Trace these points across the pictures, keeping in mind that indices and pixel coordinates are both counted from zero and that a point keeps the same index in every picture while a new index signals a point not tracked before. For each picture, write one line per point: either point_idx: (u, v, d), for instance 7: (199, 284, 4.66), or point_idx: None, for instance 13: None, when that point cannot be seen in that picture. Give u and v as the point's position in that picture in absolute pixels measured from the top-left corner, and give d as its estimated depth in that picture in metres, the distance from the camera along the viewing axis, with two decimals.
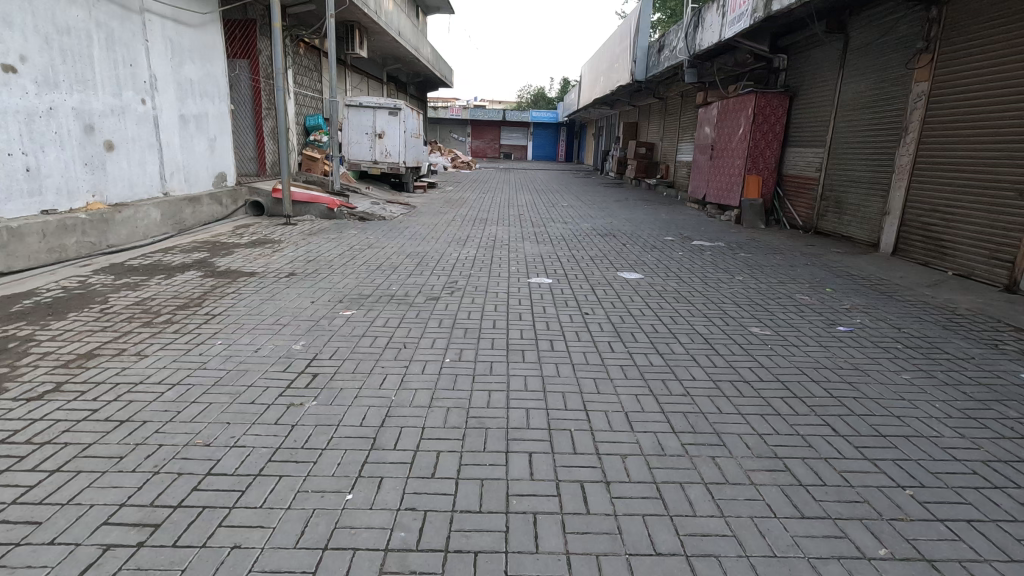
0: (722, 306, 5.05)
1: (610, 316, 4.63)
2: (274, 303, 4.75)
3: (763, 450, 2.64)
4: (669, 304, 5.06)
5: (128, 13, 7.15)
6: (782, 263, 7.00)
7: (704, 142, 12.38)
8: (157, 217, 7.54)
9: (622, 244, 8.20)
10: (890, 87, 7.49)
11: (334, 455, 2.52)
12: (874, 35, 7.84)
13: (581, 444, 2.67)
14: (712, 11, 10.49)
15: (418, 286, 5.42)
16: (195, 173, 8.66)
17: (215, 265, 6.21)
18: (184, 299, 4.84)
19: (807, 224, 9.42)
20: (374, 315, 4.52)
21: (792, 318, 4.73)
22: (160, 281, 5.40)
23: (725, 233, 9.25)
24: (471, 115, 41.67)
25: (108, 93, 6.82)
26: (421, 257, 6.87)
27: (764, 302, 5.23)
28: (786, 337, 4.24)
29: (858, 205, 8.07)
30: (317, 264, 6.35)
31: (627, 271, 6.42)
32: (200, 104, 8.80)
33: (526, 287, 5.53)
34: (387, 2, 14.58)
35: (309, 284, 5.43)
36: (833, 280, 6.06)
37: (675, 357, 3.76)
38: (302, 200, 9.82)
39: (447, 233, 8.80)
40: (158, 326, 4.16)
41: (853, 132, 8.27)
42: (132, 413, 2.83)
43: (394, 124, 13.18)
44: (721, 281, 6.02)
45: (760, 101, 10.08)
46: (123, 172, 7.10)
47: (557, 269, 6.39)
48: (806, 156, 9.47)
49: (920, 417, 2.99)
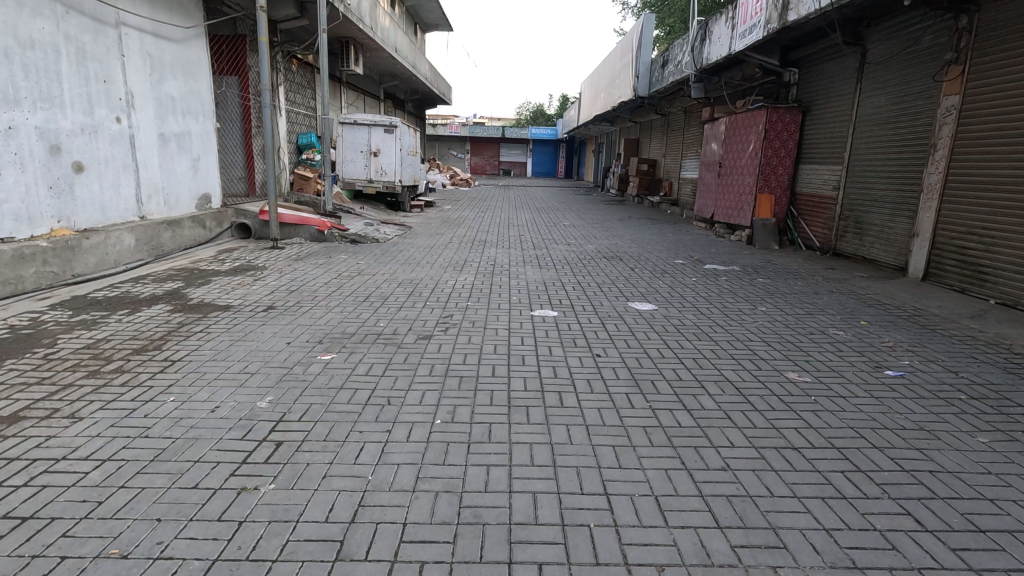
0: (750, 344, 4.50)
1: (626, 359, 4.07)
2: (244, 345, 4.20)
3: (835, 555, 2.07)
4: (690, 342, 4.51)
5: (102, 27, 6.71)
6: (806, 290, 6.45)
7: (712, 158, 11.93)
8: (131, 242, 7.01)
9: (629, 268, 7.65)
10: (914, 101, 7.03)
11: (286, 571, 1.95)
12: (895, 47, 7.39)
13: (604, 548, 2.09)
14: (720, 23, 10.09)
15: (409, 322, 4.87)
16: (176, 195, 8.17)
17: (188, 296, 5.66)
18: (144, 341, 4.29)
19: (824, 245, 8.91)
20: (356, 360, 3.96)
21: (832, 360, 4.16)
22: (121, 318, 4.85)
23: (739, 255, 8.73)
24: (470, 132, 41.47)
25: (78, 111, 6.35)
26: (415, 286, 6.34)
27: (795, 339, 4.67)
28: (831, 385, 3.67)
29: (881, 227, 7.57)
30: (299, 295, 5.80)
31: (639, 300, 5.87)
32: (182, 121, 8.33)
33: (529, 321, 4.99)
34: (383, 17, 14.25)
35: (288, 320, 4.88)
36: (866, 311, 5.52)
37: (705, 414, 3.21)
38: (291, 222, 9.28)
39: (443, 257, 8.28)
40: (105, 377, 3.60)
41: (874, 148, 7.79)
42: (39, 507, 2.26)
43: (389, 141, 12.72)
44: (744, 312, 5.48)
45: (772, 117, 9.59)
46: (94, 196, 6.61)
47: (562, 299, 5.84)
48: (822, 174, 9.00)
49: (1019, 501, 2.43)
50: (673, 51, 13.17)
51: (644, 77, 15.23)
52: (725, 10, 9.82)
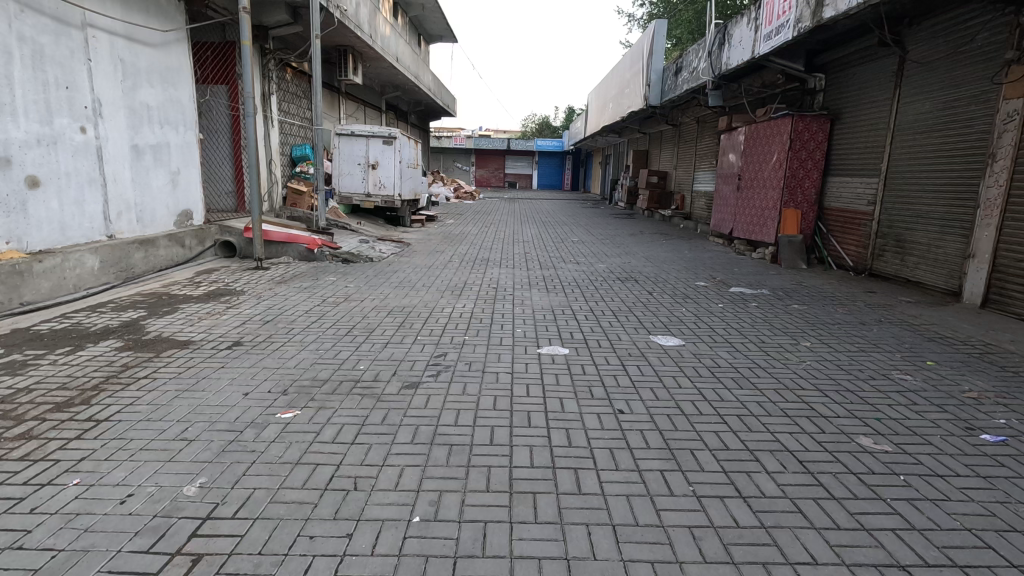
0: (803, 395, 3.72)
1: (656, 418, 3.30)
2: (191, 398, 3.47)
3: None
4: (730, 391, 3.73)
5: (66, 28, 6.09)
6: (849, 319, 5.68)
7: (730, 170, 11.21)
8: (95, 264, 6.34)
9: (647, 292, 6.89)
10: (967, 106, 6.29)
11: None
12: (943, 47, 6.64)
13: None
14: (741, 26, 9.41)
15: (394, 364, 4.12)
16: (151, 212, 7.51)
17: (145, 330, 4.94)
18: (71, 392, 3.54)
19: (858, 264, 8.13)
20: (323, 420, 3.21)
21: (911, 419, 3.37)
22: (57, 359, 4.12)
23: (765, 276, 7.96)
24: (475, 144, 40.92)
25: (33, 120, 5.72)
26: (406, 315, 5.61)
27: (857, 386, 3.89)
28: (920, 459, 2.88)
29: (928, 246, 6.82)
30: (273, 327, 5.07)
31: (661, 333, 5.09)
32: (160, 132, 7.69)
33: (536, 362, 4.25)
34: (384, 25, 13.75)
35: (252, 361, 4.14)
36: (928, 348, 4.73)
37: (768, 507, 2.44)
38: (278, 240, 8.63)
39: (441, 279, 7.55)
40: (3, 446, 2.86)
41: (916, 159, 7.04)
42: None
43: (388, 153, 12.09)
44: (786, 349, 4.70)
45: (798, 125, 8.83)
46: (52, 214, 5.95)
47: (573, 332, 5.07)
48: (854, 187, 8.24)
49: None
50: (688, 58, 12.52)
51: (655, 86, 14.55)
52: (747, 11, 9.15)
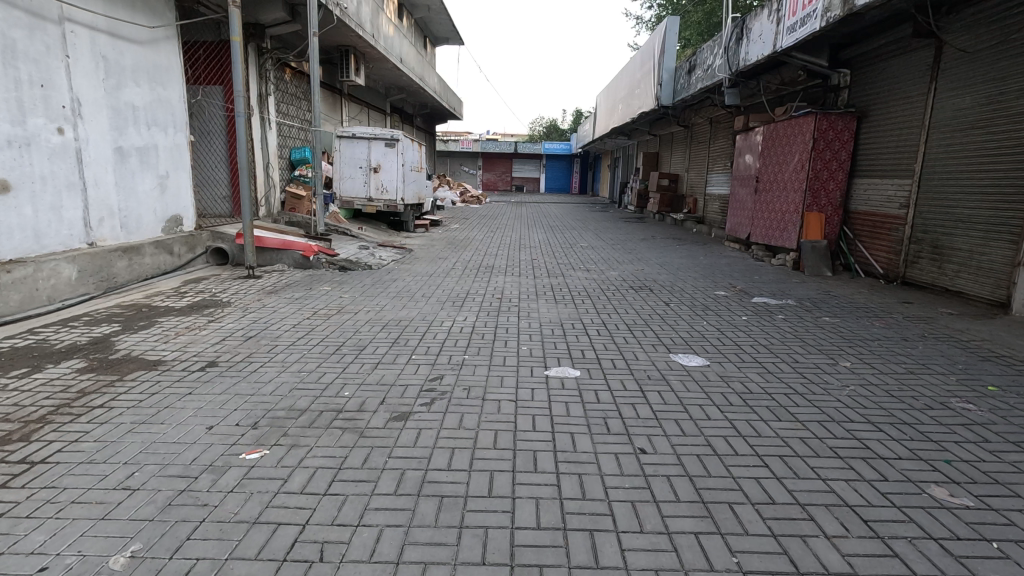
0: (854, 429, 3.19)
1: (683, 459, 2.81)
2: (146, 433, 3.02)
3: None
4: (767, 425, 3.21)
5: (41, 23, 5.71)
6: (889, 334, 5.15)
7: (747, 172, 10.67)
8: (71, 274, 5.94)
9: (664, 303, 6.40)
10: (1016, 100, 5.74)
11: None
12: (988, 36, 6.11)
13: None
14: (761, 19, 8.91)
15: (382, 390, 3.65)
16: (137, 217, 7.12)
17: (115, 347, 4.50)
18: (12, 425, 3.10)
19: (889, 272, 7.58)
20: (293, 463, 2.74)
21: (990, 462, 2.84)
22: (8, 384, 3.69)
23: (788, 285, 7.42)
24: (482, 148, 40.59)
25: (4, 120, 5.33)
26: (402, 329, 5.15)
27: (916, 417, 3.36)
28: (1012, 518, 2.36)
29: (970, 252, 6.27)
30: (254, 344, 4.62)
31: (682, 351, 4.58)
32: (147, 134, 7.30)
33: (543, 387, 3.76)
34: (387, 25, 13.41)
35: (224, 386, 3.68)
36: (985, 369, 4.20)
37: None
38: (272, 247, 8.22)
39: (443, 288, 7.10)
40: None
41: (956, 158, 6.49)
42: None
43: (391, 156, 11.68)
44: (825, 369, 4.19)
45: (822, 124, 8.28)
46: (26, 221, 5.56)
47: (585, 350, 4.59)
48: (884, 190, 7.68)
49: None
50: (703, 56, 12.01)
51: (667, 85, 14.05)
52: (768, 3, 8.64)
